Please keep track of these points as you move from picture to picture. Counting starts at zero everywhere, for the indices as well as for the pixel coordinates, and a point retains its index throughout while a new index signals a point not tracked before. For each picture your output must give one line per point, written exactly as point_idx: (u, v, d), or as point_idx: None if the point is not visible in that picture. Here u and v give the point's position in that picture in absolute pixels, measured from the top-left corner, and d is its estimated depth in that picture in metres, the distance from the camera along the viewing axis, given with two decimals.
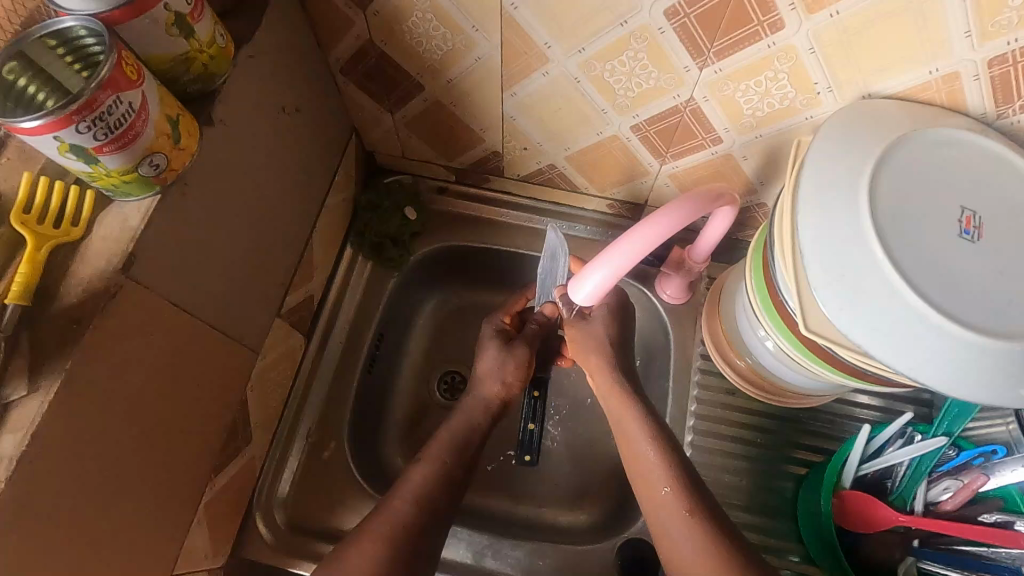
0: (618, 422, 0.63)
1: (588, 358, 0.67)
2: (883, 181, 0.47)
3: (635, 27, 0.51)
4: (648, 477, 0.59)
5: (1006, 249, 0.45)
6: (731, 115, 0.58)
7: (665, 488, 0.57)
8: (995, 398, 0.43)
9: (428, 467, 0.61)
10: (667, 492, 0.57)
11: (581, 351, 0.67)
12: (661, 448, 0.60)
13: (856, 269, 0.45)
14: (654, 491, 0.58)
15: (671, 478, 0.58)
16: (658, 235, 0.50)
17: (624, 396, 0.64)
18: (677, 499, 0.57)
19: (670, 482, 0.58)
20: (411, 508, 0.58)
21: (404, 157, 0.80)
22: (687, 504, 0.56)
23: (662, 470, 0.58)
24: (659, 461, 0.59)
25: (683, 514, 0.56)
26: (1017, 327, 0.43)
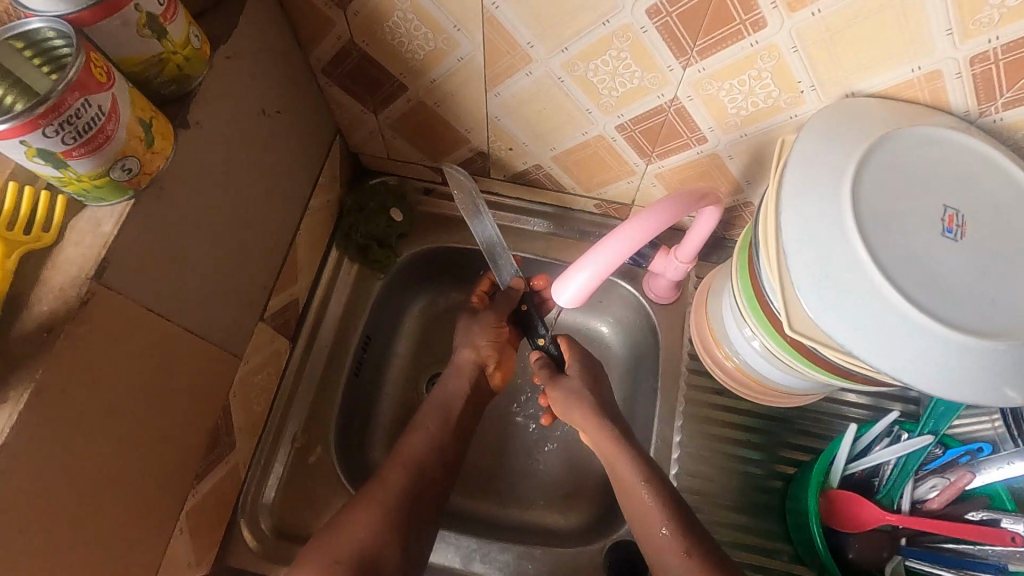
0: (611, 466, 0.63)
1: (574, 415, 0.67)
2: (866, 181, 0.46)
3: (617, 26, 0.51)
4: (646, 516, 0.59)
5: (989, 248, 0.45)
6: (716, 114, 0.58)
7: (664, 529, 0.58)
8: (979, 396, 0.43)
9: (420, 437, 0.66)
10: (665, 533, 0.58)
11: (568, 412, 0.67)
12: (656, 488, 0.60)
13: (841, 268, 0.44)
14: (652, 533, 0.59)
15: (667, 518, 0.58)
16: (644, 231, 0.50)
17: (617, 441, 0.63)
18: (675, 539, 0.57)
19: (667, 521, 0.58)
20: (405, 473, 0.62)
21: (390, 158, 0.79)
22: (684, 546, 0.57)
23: (660, 510, 0.59)
24: (656, 501, 0.59)
25: (681, 555, 0.56)
26: (999, 325, 0.42)
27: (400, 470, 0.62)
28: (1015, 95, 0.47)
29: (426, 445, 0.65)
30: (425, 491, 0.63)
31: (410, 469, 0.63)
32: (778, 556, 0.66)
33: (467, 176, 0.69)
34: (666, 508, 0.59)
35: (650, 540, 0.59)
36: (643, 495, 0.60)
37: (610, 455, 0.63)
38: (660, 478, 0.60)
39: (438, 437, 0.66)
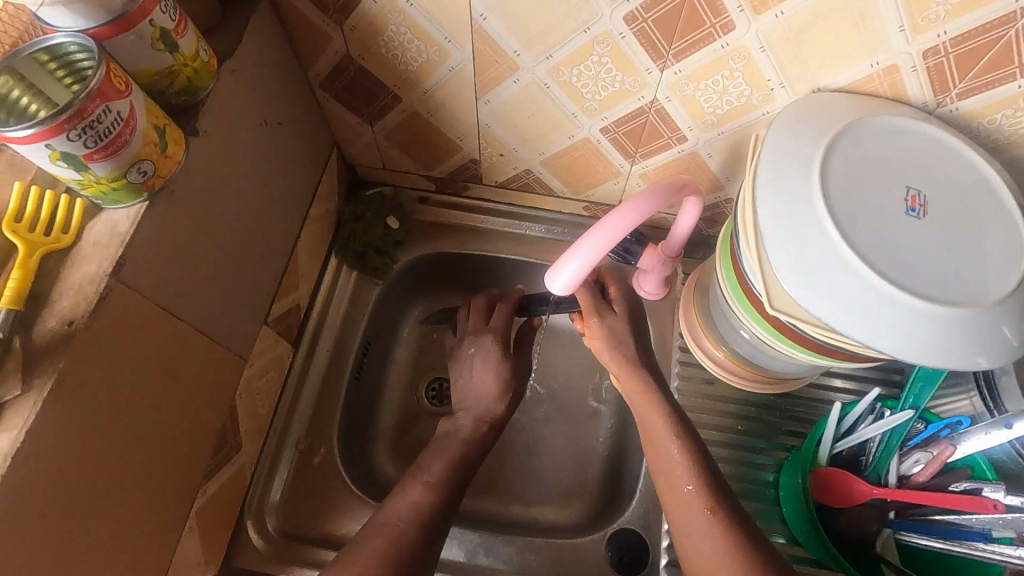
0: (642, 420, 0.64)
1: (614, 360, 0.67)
2: (833, 166, 0.50)
3: (597, 33, 0.55)
4: (672, 473, 0.60)
5: (949, 224, 0.48)
6: (693, 112, 0.61)
7: (689, 486, 0.58)
8: (953, 362, 0.46)
9: (417, 485, 0.62)
10: (690, 490, 0.58)
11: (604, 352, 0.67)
12: (684, 444, 0.61)
13: (816, 247, 0.47)
14: (677, 486, 0.59)
15: (694, 476, 0.58)
16: (626, 223, 0.52)
17: (649, 391, 0.64)
18: (700, 497, 0.57)
19: (694, 479, 0.58)
20: (402, 526, 0.57)
21: (385, 169, 0.82)
22: (708, 502, 0.57)
23: (689, 467, 0.59)
24: (684, 457, 0.60)
25: (705, 511, 0.56)
26: (963, 295, 0.45)
27: (399, 511, 0.59)
28: (968, 85, 0.51)
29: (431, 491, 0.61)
30: (423, 536, 0.58)
31: (412, 514, 0.59)
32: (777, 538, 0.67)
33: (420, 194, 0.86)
34: (693, 466, 0.59)
35: (674, 495, 0.59)
36: (671, 451, 0.61)
37: (642, 407, 0.64)
38: (660, 450, 0.61)
39: (435, 485, 0.62)
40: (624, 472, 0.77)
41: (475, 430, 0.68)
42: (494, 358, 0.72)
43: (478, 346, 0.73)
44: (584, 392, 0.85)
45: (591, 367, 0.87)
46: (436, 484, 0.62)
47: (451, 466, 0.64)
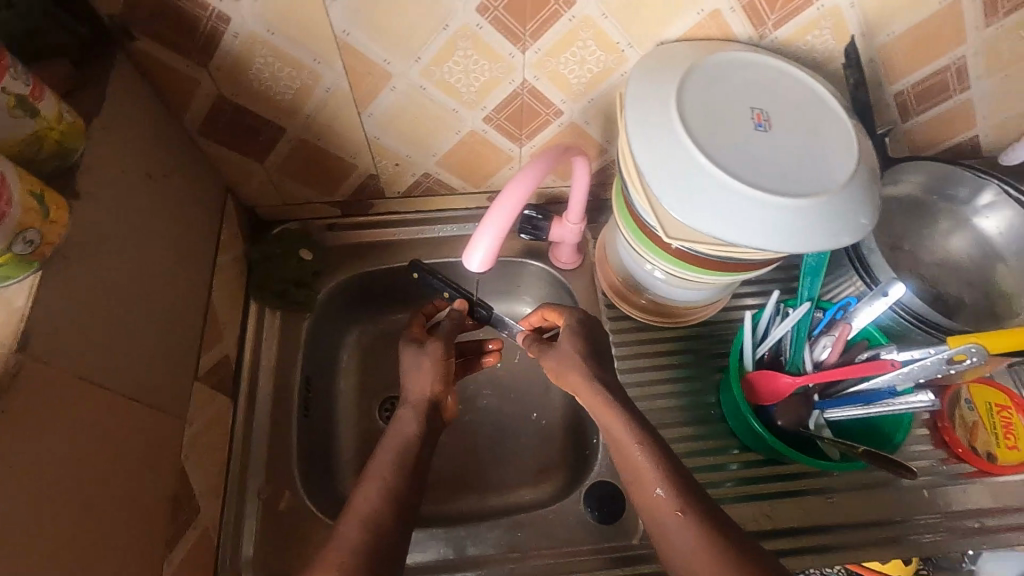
0: (607, 429, 0.60)
1: (569, 377, 0.65)
2: (687, 101, 0.55)
3: (457, 28, 0.59)
4: (642, 478, 0.56)
5: (791, 130, 0.55)
6: (561, 85, 0.67)
7: (658, 489, 0.55)
8: (825, 244, 0.53)
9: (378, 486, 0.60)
10: (659, 493, 0.55)
11: (562, 375, 0.65)
12: (647, 448, 0.57)
13: (691, 171, 0.52)
14: (646, 494, 0.56)
15: (660, 478, 0.55)
16: (526, 186, 0.55)
17: (608, 402, 0.61)
18: (669, 499, 0.54)
19: (661, 481, 0.55)
20: (369, 534, 0.55)
21: (285, 204, 0.82)
22: (679, 505, 0.54)
23: (654, 469, 0.56)
24: (652, 462, 0.56)
25: (676, 513, 0.53)
26: (818, 185, 0.53)
27: (355, 524, 0.56)
28: (778, 16, 0.60)
29: (380, 495, 0.58)
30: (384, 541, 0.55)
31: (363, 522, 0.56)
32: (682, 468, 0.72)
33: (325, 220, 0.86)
34: (662, 469, 0.56)
35: (646, 501, 0.56)
36: (637, 457, 0.57)
37: (601, 413, 0.61)
38: (628, 458, 0.58)
39: (390, 483, 0.60)
40: (584, 433, 0.81)
41: (420, 423, 0.66)
42: (435, 348, 0.70)
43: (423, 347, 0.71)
44: (530, 373, 0.89)
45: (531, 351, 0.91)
46: (385, 480, 0.60)
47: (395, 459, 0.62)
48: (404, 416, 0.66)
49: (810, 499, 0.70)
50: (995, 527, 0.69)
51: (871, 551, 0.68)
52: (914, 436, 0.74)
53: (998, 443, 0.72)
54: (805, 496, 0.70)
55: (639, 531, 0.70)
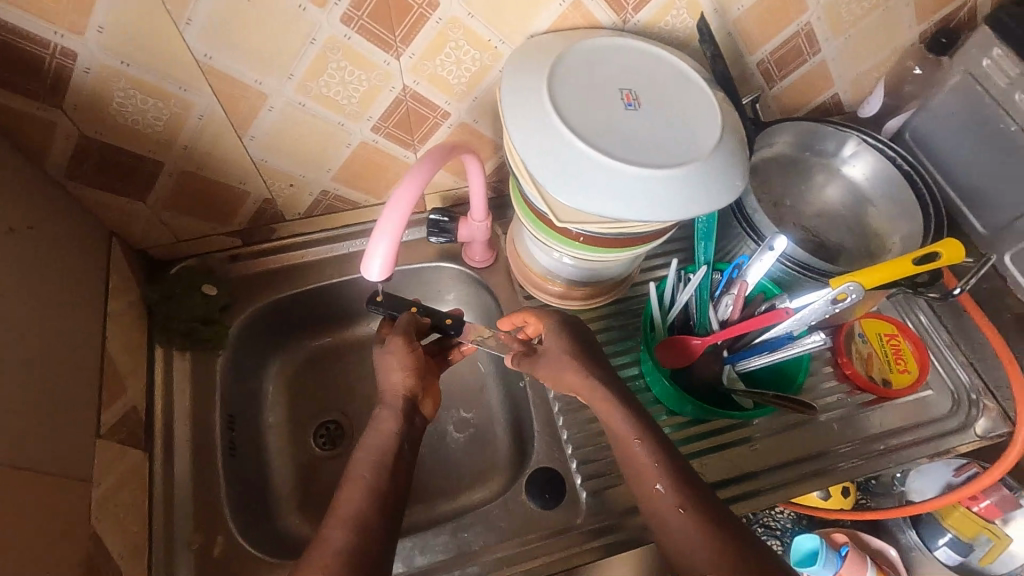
0: (607, 424, 0.63)
1: (566, 377, 0.66)
2: (559, 90, 0.57)
3: (324, 40, 0.58)
4: (644, 473, 0.59)
5: (659, 106, 0.58)
6: (443, 87, 0.67)
7: (659, 485, 0.58)
8: (704, 208, 0.56)
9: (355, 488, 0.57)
10: (660, 489, 0.58)
11: (557, 376, 0.67)
12: (647, 441, 0.60)
13: (569, 158, 0.55)
14: (648, 488, 0.59)
15: (662, 474, 0.58)
16: (414, 188, 0.55)
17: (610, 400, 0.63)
18: (669, 495, 0.57)
19: (662, 477, 0.58)
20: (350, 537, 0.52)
21: (180, 241, 0.79)
22: (679, 500, 0.56)
23: (656, 465, 0.59)
24: (653, 458, 0.59)
25: (677, 510, 0.56)
26: (689, 155, 0.56)
27: (340, 527, 0.53)
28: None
29: (365, 496, 0.56)
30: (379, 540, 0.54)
31: (351, 523, 0.53)
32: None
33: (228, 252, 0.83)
34: (663, 465, 0.59)
35: (646, 495, 0.59)
36: (640, 454, 0.60)
37: (603, 412, 0.63)
38: (632, 454, 0.60)
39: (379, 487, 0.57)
40: (521, 424, 0.82)
41: (400, 423, 0.64)
42: (398, 343, 0.69)
43: (386, 344, 0.70)
44: (462, 376, 0.89)
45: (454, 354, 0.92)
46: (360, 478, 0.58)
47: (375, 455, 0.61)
48: (385, 416, 0.65)
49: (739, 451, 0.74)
50: (895, 446, 0.75)
51: (798, 488, 0.73)
52: (818, 375, 0.80)
53: (891, 369, 0.79)
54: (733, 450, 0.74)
55: (583, 509, 0.71)
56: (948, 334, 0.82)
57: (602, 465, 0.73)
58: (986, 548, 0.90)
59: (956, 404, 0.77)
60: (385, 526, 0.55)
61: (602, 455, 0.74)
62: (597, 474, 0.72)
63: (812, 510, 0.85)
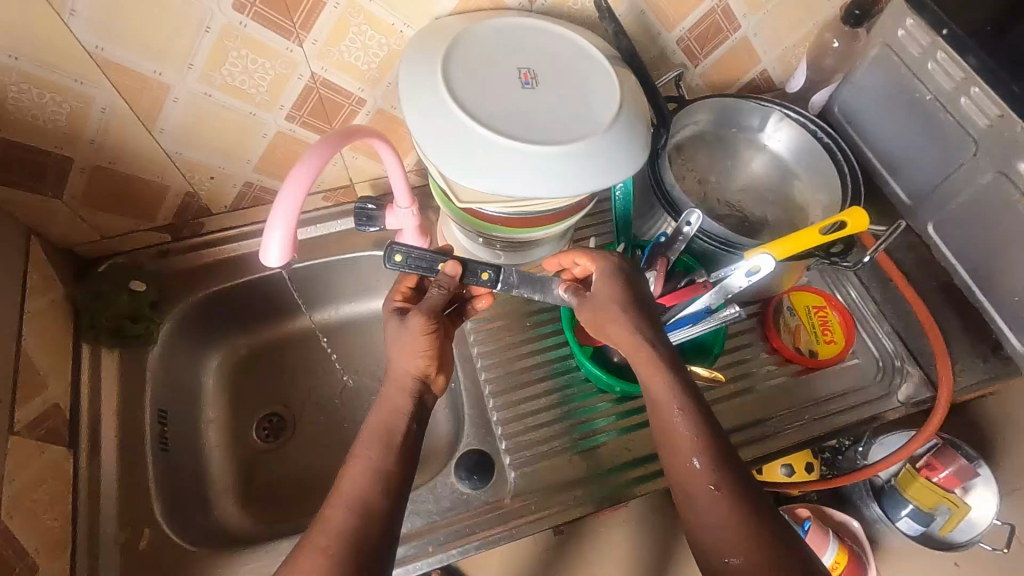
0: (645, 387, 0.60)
1: (617, 332, 0.62)
2: (454, 70, 0.57)
3: (219, 29, 0.58)
4: (678, 444, 0.56)
5: (556, 83, 0.59)
6: (354, 75, 0.67)
7: (696, 461, 0.55)
8: (601, 182, 0.57)
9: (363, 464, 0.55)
10: (698, 465, 0.54)
11: (601, 326, 0.64)
12: (688, 414, 0.57)
13: (463, 137, 0.55)
14: (682, 462, 0.55)
15: (700, 449, 0.55)
16: (308, 173, 0.54)
17: (655, 360, 0.59)
18: (707, 472, 0.54)
19: (699, 452, 0.55)
20: (350, 517, 0.51)
21: (105, 238, 0.78)
22: (713, 479, 0.54)
23: (694, 439, 0.56)
24: (691, 431, 0.56)
25: (710, 489, 0.53)
26: (585, 130, 0.56)
27: (342, 505, 0.52)
28: None
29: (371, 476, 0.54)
30: (381, 522, 0.52)
31: (354, 505, 0.52)
32: (543, 425, 0.75)
33: (159, 247, 0.82)
34: (702, 440, 0.55)
35: (677, 468, 0.56)
36: (678, 426, 0.57)
37: (646, 375, 0.60)
38: (667, 423, 0.57)
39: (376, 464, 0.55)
40: (457, 409, 0.82)
41: (407, 396, 0.61)
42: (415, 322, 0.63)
43: (404, 321, 0.63)
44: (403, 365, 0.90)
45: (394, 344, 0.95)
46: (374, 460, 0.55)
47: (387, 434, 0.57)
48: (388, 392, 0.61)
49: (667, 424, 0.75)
50: (825, 415, 0.76)
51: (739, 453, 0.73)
52: (749, 350, 0.81)
53: (818, 341, 0.80)
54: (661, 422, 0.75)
55: (509, 487, 0.72)
56: (875, 305, 0.83)
57: (531, 444, 0.74)
58: (949, 517, 0.93)
59: (881, 371, 0.78)
60: (385, 504, 0.53)
61: (528, 436, 0.75)
62: (521, 455, 0.74)
63: (796, 490, 0.77)
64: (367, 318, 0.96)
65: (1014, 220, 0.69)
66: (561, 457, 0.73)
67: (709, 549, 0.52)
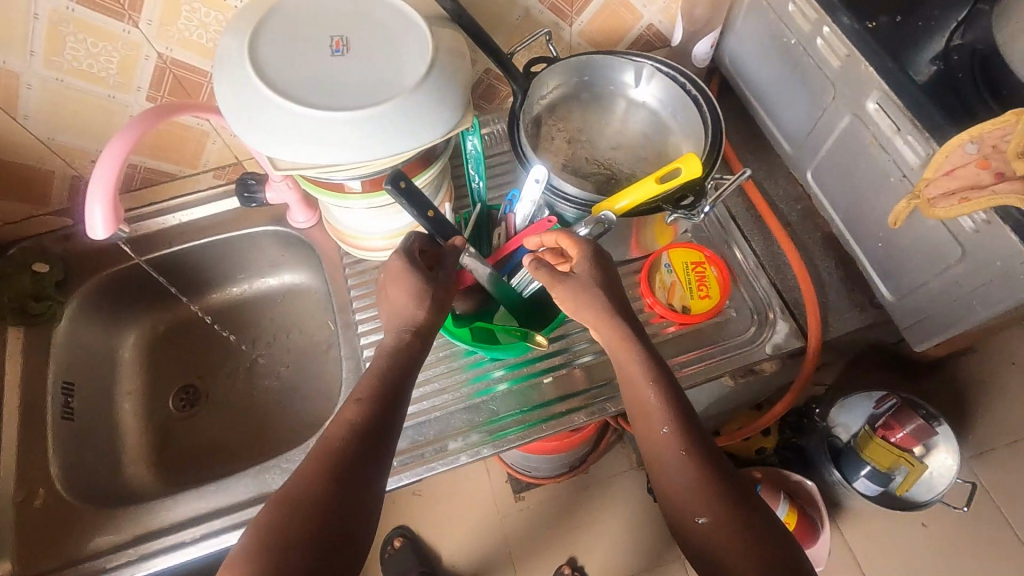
0: (617, 363, 0.60)
1: (587, 314, 0.61)
2: (261, 43, 0.58)
3: (47, 15, 0.61)
4: (648, 415, 0.57)
5: (367, 49, 0.59)
6: (200, 51, 0.70)
7: (665, 427, 0.55)
8: (410, 142, 0.58)
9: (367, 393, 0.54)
10: (667, 432, 0.55)
11: (579, 309, 0.61)
12: (661, 388, 0.57)
13: (264, 106, 0.56)
14: (653, 431, 0.56)
15: (670, 416, 0.55)
16: (121, 150, 0.58)
17: (627, 336, 0.59)
18: (676, 437, 0.54)
19: (669, 421, 0.55)
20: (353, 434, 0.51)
21: (8, 223, 0.83)
22: (684, 443, 0.54)
23: (661, 408, 0.56)
24: (661, 402, 0.56)
25: (681, 453, 0.54)
26: (388, 91, 0.57)
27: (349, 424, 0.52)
28: None
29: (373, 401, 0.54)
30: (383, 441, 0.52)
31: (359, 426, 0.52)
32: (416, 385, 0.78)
33: (65, 229, 0.87)
34: (670, 410, 0.56)
35: (648, 435, 0.56)
36: (648, 395, 0.57)
37: (618, 352, 0.60)
38: (637, 395, 0.58)
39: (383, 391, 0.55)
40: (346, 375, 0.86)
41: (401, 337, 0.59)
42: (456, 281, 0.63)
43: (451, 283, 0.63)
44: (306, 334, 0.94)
45: (300, 315, 0.99)
46: (376, 391, 0.55)
47: (377, 376, 0.56)
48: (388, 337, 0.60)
49: (535, 366, 0.79)
50: (688, 369, 0.76)
51: (606, 405, 0.76)
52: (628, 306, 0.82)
53: (692, 296, 0.78)
54: (531, 369, 0.79)
55: None
56: (757, 259, 0.82)
57: None
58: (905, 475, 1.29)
59: (753, 322, 0.78)
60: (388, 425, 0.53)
61: None
62: None
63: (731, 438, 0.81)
64: (273, 292, 1.01)
65: (870, 162, 0.67)
66: (435, 415, 0.76)
67: (681, 514, 0.52)
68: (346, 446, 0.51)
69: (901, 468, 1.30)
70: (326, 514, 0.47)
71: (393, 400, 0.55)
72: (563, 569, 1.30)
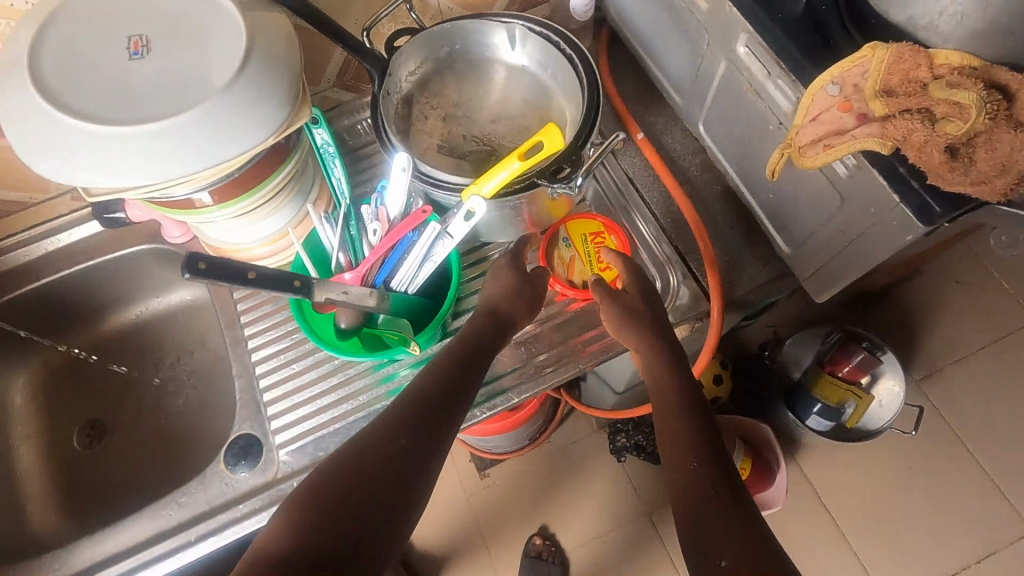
0: (658, 401, 0.65)
1: (632, 338, 0.68)
2: (45, 56, 0.52)
3: None
4: (680, 450, 0.59)
5: (171, 47, 0.53)
6: None
7: (695, 463, 0.57)
8: (235, 148, 0.53)
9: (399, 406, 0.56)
10: (697, 467, 0.56)
11: (624, 327, 0.68)
12: (693, 421, 0.61)
13: (54, 129, 0.49)
14: (682, 463, 0.57)
15: (701, 453, 0.57)
16: None
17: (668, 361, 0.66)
18: (705, 471, 0.55)
19: (699, 456, 0.57)
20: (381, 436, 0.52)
21: None
22: (713, 479, 0.54)
23: (694, 446, 0.58)
24: (695, 438, 0.59)
25: (704, 493, 0.53)
26: (196, 94, 0.51)
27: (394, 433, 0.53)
28: None
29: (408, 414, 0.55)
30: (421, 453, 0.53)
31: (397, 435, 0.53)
32: (313, 398, 0.73)
33: None
34: (702, 443, 0.59)
35: (678, 471, 0.57)
36: (684, 429, 0.61)
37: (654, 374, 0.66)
38: (671, 428, 0.61)
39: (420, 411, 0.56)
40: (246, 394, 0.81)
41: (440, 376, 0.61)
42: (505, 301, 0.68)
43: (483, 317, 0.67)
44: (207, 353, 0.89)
45: (204, 332, 0.94)
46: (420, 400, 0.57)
47: (421, 390, 0.58)
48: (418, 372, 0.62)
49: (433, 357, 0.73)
50: (591, 347, 0.74)
51: (509, 393, 0.72)
52: None
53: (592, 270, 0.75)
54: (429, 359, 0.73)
55: (280, 465, 0.71)
56: (658, 222, 0.78)
57: (300, 420, 0.72)
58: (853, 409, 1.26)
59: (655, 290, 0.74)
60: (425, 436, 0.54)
61: (297, 411, 0.73)
62: (291, 433, 0.72)
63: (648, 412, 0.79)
64: (171, 312, 0.95)
65: (751, 111, 0.63)
66: (334, 428, 0.72)
67: (702, 550, 0.49)
68: (384, 446, 0.51)
69: (850, 402, 1.26)
70: (370, 484, 0.48)
71: (438, 432, 0.55)
72: (533, 540, 1.29)
